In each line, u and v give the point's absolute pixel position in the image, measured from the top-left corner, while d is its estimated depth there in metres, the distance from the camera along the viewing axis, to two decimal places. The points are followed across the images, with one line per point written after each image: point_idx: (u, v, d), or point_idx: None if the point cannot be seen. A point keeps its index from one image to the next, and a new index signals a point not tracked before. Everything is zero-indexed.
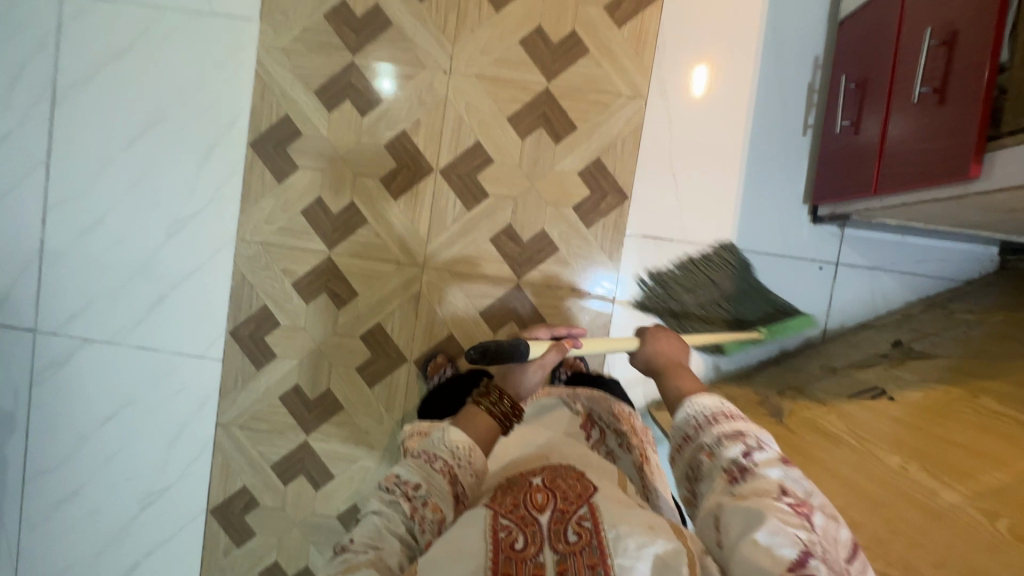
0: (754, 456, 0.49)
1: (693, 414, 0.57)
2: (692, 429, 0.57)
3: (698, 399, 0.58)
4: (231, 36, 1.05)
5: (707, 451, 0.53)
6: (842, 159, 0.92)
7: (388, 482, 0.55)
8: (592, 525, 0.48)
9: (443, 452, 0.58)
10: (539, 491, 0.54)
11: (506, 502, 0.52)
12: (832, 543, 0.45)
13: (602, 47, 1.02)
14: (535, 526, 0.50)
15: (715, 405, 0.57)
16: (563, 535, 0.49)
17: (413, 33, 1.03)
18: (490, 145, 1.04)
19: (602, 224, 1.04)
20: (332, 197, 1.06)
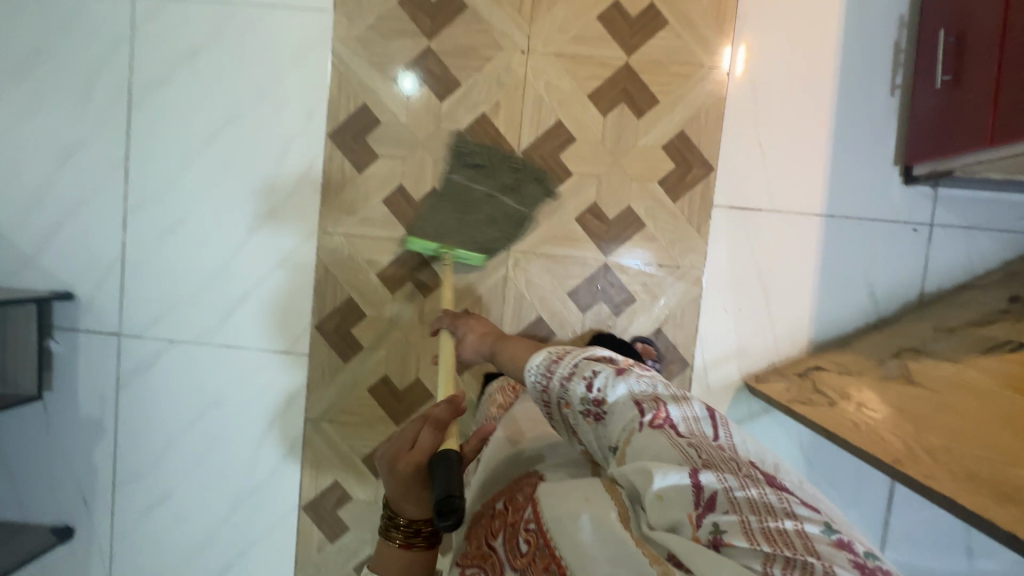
0: (595, 386, 0.54)
1: (536, 377, 0.61)
2: (542, 388, 0.61)
3: (530, 365, 0.62)
4: (304, 28, 1.05)
5: (564, 401, 0.57)
6: (944, 115, 0.91)
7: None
8: (535, 524, 0.49)
9: None
10: (500, 513, 0.58)
11: (473, 547, 0.57)
12: (698, 432, 0.48)
13: (681, 17, 1.01)
14: (494, 555, 0.53)
15: (544, 357, 0.62)
16: (517, 548, 0.50)
17: (489, 14, 1.03)
18: (571, 124, 1.03)
19: (688, 197, 1.03)
20: (414, 185, 1.06)
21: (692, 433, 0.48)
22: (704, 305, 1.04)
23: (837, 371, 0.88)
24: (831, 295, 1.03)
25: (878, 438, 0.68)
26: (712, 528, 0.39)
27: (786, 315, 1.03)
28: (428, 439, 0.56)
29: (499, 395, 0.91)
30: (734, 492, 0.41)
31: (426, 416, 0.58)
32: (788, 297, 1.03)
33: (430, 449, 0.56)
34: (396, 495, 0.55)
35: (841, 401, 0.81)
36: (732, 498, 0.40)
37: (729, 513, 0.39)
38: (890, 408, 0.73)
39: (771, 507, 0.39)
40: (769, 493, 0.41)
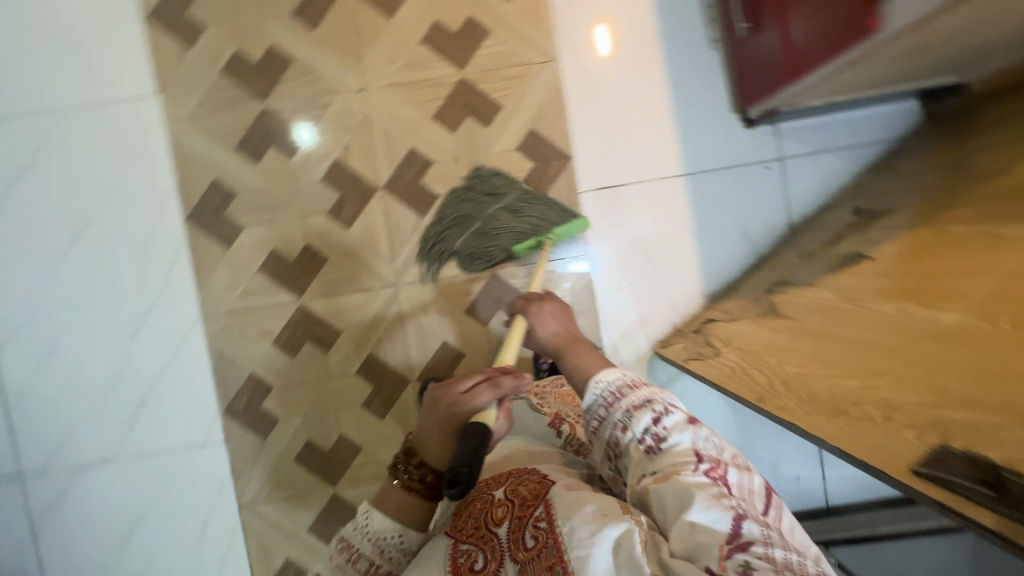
0: (663, 422, 0.59)
1: (600, 392, 0.66)
2: (603, 404, 0.65)
3: (602, 379, 0.67)
4: (135, 119, 1.03)
5: (620, 425, 0.62)
6: (755, 59, 0.95)
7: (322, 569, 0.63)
8: (547, 524, 0.52)
9: (364, 548, 0.61)
10: (500, 501, 0.59)
11: (468, 526, 0.58)
12: (748, 496, 0.51)
13: (501, 23, 1.03)
14: (495, 540, 0.55)
15: (619, 379, 0.66)
16: (522, 542, 0.52)
17: (315, 62, 1.02)
18: (425, 147, 1.04)
19: (554, 190, 1.05)
20: (286, 245, 1.04)
21: (742, 494, 0.51)
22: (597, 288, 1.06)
23: (724, 319, 0.93)
24: (711, 247, 1.07)
25: (751, 378, 0.70)
26: (741, 563, 0.42)
27: (676, 277, 1.06)
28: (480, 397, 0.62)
29: None
30: (773, 551, 0.44)
31: (484, 374, 0.65)
32: (672, 260, 1.07)
33: (473, 405, 0.61)
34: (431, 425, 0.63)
35: (723, 348, 0.84)
36: (767, 555, 0.43)
37: (762, 561, 0.42)
38: (759, 346, 0.76)
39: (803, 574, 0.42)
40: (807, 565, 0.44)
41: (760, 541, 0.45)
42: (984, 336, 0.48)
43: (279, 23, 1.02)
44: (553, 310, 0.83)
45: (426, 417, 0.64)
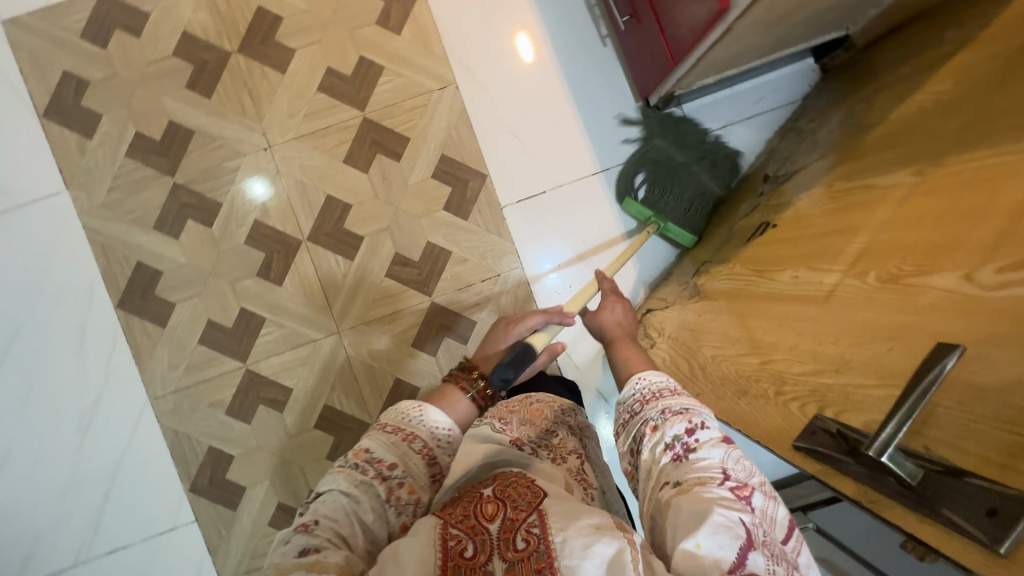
0: (697, 434, 0.51)
1: (641, 387, 0.58)
2: (638, 401, 0.57)
3: (646, 377, 0.59)
4: (48, 217, 1.02)
5: (652, 424, 0.54)
6: (641, 49, 0.96)
7: (357, 459, 0.52)
8: (541, 529, 0.44)
9: (421, 430, 0.55)
10: (489, 497, 0.50)
11: (454, 512, 0.49)
12: (769, 523, 0.45)
13: (393, 57, 1.04)
14: (484, 535, 0.46)
15: (664, 381, 0.58)
16: (511, 542, 0.45)
17: (217, 129, 1.03)
18: (340, 192, 1.04)
19: (477, 209, 1.05)
20: (221, 313, 1.04)
21: (763, 519, 0.45)
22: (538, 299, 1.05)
23: (661, 307, 0.92)
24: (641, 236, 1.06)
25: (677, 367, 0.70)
26: None
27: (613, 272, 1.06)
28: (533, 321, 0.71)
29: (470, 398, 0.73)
30: None
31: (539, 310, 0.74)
32: (606, 256, 1.06)
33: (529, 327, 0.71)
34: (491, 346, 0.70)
35: (658, 338, 0.84)
36: None
37: None
38: (686, 331, 0.76)
39: None
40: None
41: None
42: (857, 295, 0.47)
43: (175, 98, 1.03)
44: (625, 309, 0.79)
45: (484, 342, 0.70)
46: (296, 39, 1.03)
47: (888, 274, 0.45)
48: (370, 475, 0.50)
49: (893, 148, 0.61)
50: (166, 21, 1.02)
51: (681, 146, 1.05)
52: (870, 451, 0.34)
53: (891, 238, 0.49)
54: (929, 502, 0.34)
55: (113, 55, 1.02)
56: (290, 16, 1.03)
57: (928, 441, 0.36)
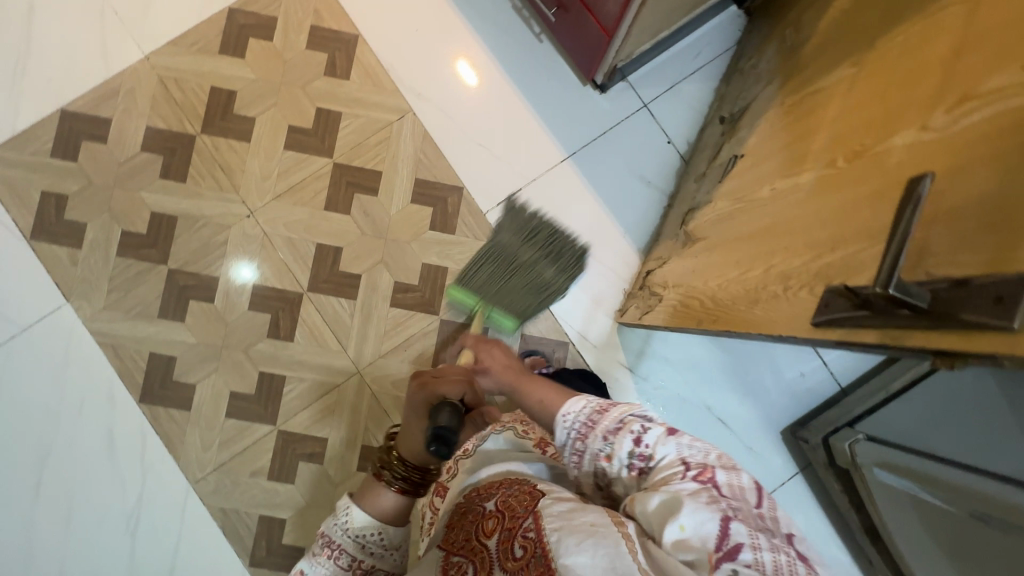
0: (645, 441, 0.54)
1: (572, 423, 0.59)
2: (577, 439, 0.58)
3: (572, 412, 0.60)
4: (55, 333, 1.04)
5: (603, 454, 0.56)
6: (575, 35, 1.01)
7: (322, 546, 0.65)
8: (535, 534, 0.49)
9: (347, 544, 0.65)
10: (490, 513, 0.57)
11: (461, 535, 0.57)
12: (741, 494, 0.48)
13: (347, 101, 1.09)
14: (485, 551, 0.54)
15: (587, 404, 0.60)
16: (510, 552, 0.51)
17: (199, 209, 1.06)
18: (329, 238, 1.07)
19: (461, 222, 1.09)
20: (242, 383, 1.05)
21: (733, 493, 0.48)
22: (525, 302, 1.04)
23: (658, 265, 0.95)
24: (622, 206, 1.10)
25: (688, 307, 0.72)
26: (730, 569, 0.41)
27: (604, 247, 1.08)
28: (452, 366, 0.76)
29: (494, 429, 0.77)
30: (762, 552, 0.42)
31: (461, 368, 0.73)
32: (594, 233, 1.09)
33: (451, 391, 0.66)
34: (413, 418, 0.67)
35: (663, 292, 0.86)
36: (756, 558, 0.42)
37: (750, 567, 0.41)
38: (687, 275, 0.79)
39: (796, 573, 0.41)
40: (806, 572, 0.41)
41: (750, 544, 0.42)
42: (832, 179, 0.50)
43: (152, 190, 1.06)
44: (503, 351, 0.80)
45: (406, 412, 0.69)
46: (253, 108, 1.08)
47: (854, 152, 0.48)
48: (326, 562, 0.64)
49: (828, 53, 0.65)
50: (127, 121, 1.06)
51: (528, 242, 0.98)
52: (881, 290, 0.32)
53: (848, 124, 0.52)
54: (948, 314, 0.30)
55: (84, 164, 1.05)
56: (243, 87, 1.08)
57: (928, 267, 0.34)
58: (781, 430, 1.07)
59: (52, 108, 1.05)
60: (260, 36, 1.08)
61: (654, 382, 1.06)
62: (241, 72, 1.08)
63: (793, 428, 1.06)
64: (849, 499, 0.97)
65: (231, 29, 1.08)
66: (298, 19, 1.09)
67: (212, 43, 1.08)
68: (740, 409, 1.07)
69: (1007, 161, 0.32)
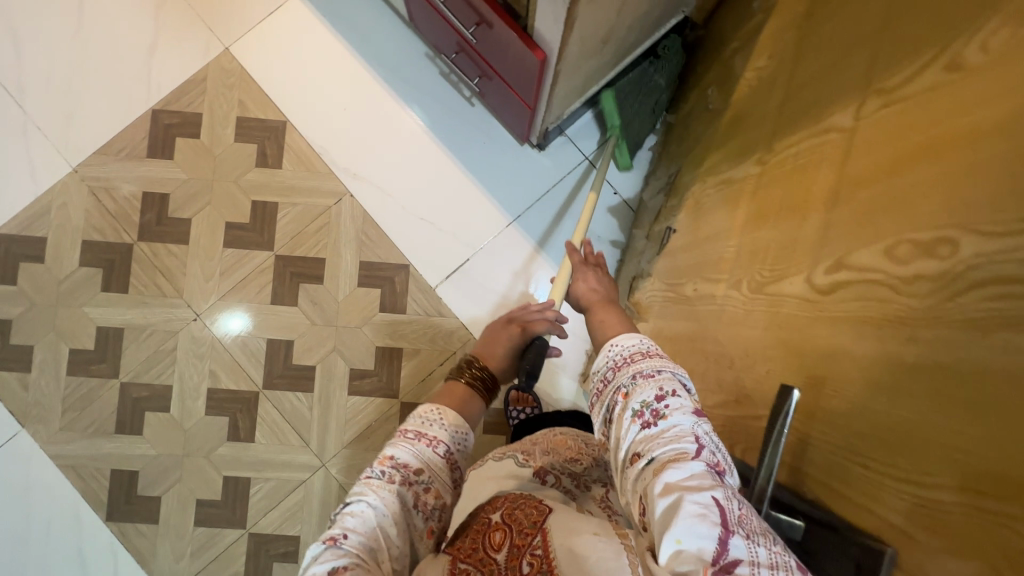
0: (668, 406, 0.41)
1: (614, 356, 0.49)
2: (610, 366, 0.48)
3: (616, 343, 0.50)
4: (15, 460, 1.03)
5: (623, 390, 0.45)
6: (502, 103, 0.99)
7: (382, 467, 0.47)
8: (543, 550, 0.39)
9: (441, 436, 0.52)
10: (497, 527, 0.45)
11: (465, 547, 0.45)
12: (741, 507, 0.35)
13: (282, 190, 1.06)
14: (491, 564, 0.41)
15: (636, 343, 0.48)
16: (517, 569, 0.39)
17: (145, 318, 1.04)
18: (279, 332, 1.05)
19: (412, 299, 1.06)
20: (208, 488, 1.04)
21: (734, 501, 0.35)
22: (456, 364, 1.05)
23: None
24: None
25: None
26: None
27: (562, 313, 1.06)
28: (508, 338, 0.69)
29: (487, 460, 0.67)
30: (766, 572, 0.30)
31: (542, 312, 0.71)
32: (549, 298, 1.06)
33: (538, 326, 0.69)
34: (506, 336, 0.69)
35: None
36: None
37: None
38: None
39: None
40: None
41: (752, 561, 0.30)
42: (738, 306, 0.47)
43: (96, 304, 1.04)
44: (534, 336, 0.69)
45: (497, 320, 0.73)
46: (188, 208, 1.06)
47: (755, 282, 0.45)
48: (413, 467, 0.48)
49: (741, 132, 0.61)
50: (62, 237, 1.05)
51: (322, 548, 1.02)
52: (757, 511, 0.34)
53: (753, 239, 0.48)
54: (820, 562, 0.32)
55: (25, 287, 1.04)
56: (175, 189, 1.06)
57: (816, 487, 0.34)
58: None
59: None
60: (186, 134, 1.06)
61: None
62: (172, 173, 1.06)
63: None
64: None
65: (157, 131, 1.06)
66: (223, 111, 1.07)
67: (140, 147, 1.06)
68: None
69: (873, 372, 0.30)
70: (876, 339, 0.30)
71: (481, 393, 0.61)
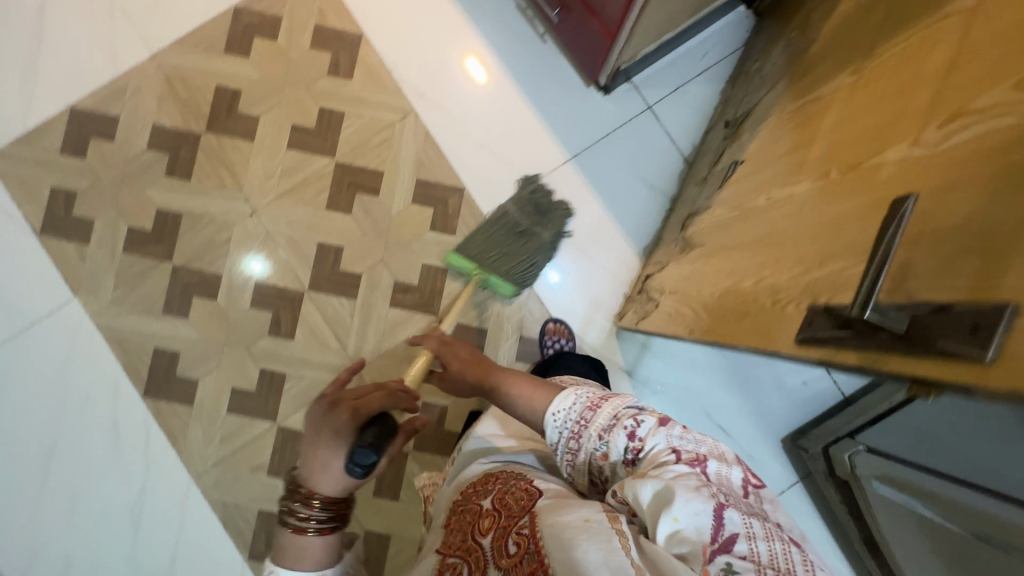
0: (637, 434, 0.54)
1: (569, 417, 0.58)
2: (573, 433, 0.58)
3: (557, 411, 0.59)
4: (62, 327, 1.06)
5: (598, 450, 0.56)
6: (578, 36, 1.01)
7: None
8: (529, 531, 0.49)
9: None
10: (486, 512, 0.55)
11: (459, 534, 0.55)
12: (727, 483, 0.49)
13: (350, 101, 1.09)
14: (478, 551, 0.51)
15: (578, 400, 0.59)
16: (504, 549, 0.50)
17: (204, 207, 1.08)
18: (330, 237, 1.08)
19: (462, 222, 1.09)
20: (244, 378, 1.07)
21: (721, 483, 0.49)
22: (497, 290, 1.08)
23: (657, 270, 0.93)
24: (626, 211, 1.09)
25: (682, 315, 0.72)
26: (724, 563, 0.41)
27: (607, 254, 1.09)
28: (340, 422, 0.60)
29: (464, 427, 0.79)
30: (755, 536, 0.43)
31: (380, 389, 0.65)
32: (596, 237, 1.09)
33: (370, 407, 0.62)
34: (326, 445, 0.59)
35: (660, 295, 0.86)
36: (750, 540, 0.42)
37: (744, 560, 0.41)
38: (685, 284, 0.78)
39: (785, 558, 0.42)
40: (793, 556, 0.43)
41: (745, 528, 0.43)
42: (825, 191, 0.49)
43: (158, 188, 1.08)
44: (382, 395, 0.65)
45: (311, 416, 0.63)
46: (257, 107, 1.09)
47: (848, 165, 0.47)
48: None
49: (831, 58, 0.64)
50: (134, 120, 1.08)
51: None
52: (858, 311, 0.33)
53: (845, 134, 0.51)
54: (926, 346, 0.31)
55: (93, 163, 1.07)
56: (248, 87, 1.09)
57: (910, 291, 0.34)
58: (782, 439, 1.06)
59: (62, 106, 1.07)
60: (264, 36, 1.09)
61: (653, 386, 1.07)
62: (247, 71, 1.09)
63: (793, 437, 1.05)
64: (848, 510, 0.96)
65: (237, 29, 1.09)
66: (303, 18, 1.09)
67: (218, 42, 1.09)
68: (739, 416, 1.07)
69: (998, 181, 0.31)
70: (997, 158, 0.32)
71: (327, 532, 0.58)
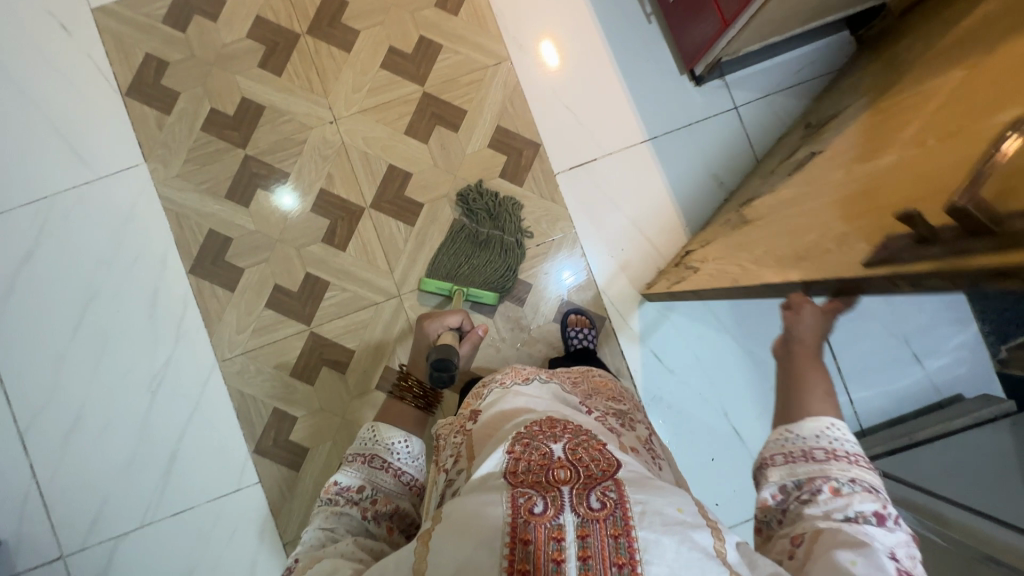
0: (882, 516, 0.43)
1: (819, 436, 0.50)
2: (819, 449, 0.49)
3: (838, 428, 0.50)
4: (126, 188, 1.08)
5: (830, 486, 0.46)
6: (688, 18, 1.02)
7: (328, 493, 0.58)
8: (617, 495, 0.43)
9: (376, 450, 0.64)
10: (559, 461, 0.47)
11: (523, 471, 0.47)
12: None
13: (450, 36, 1.11)
14: (556, 490, 0.44)
15: (846, 442, 0.49)
16: (585, 498, 0.43)
17: (287, 105, 1.09)
18: (402, 161, 1.10)
19: (531, 176, 1.10)
20: (288, 277, 1.08)
21: None
22: (549, 250, 1.09)
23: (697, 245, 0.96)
24: (691, 203, 1.11)
25: None
26: None
27: (665, 240, 1.10)
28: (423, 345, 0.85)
29: (505, 378, 0.69)
30: None
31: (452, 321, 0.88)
32: (657, 220, 1.10)
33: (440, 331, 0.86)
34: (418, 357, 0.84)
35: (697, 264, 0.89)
36: None
37: None
38: None
39: None
40: None
41: None
42: None
43: (248, 76, 1.09)
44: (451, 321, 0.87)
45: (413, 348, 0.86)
46: (360, 21, 1.11)
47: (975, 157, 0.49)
48: (356, 490, 0.58)
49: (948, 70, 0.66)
50: (240, 7, 1.10)
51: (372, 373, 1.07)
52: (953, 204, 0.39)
53: None
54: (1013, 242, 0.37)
55: (191, 37, 1.09)
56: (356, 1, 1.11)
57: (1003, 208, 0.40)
58: None
59: None
60: None
61: (679, 375, 1.08)
62: None
63: None
64: None
65: None
66: None
67: None
68: (758, 423, 1.08)
69: None
70: None
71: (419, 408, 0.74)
